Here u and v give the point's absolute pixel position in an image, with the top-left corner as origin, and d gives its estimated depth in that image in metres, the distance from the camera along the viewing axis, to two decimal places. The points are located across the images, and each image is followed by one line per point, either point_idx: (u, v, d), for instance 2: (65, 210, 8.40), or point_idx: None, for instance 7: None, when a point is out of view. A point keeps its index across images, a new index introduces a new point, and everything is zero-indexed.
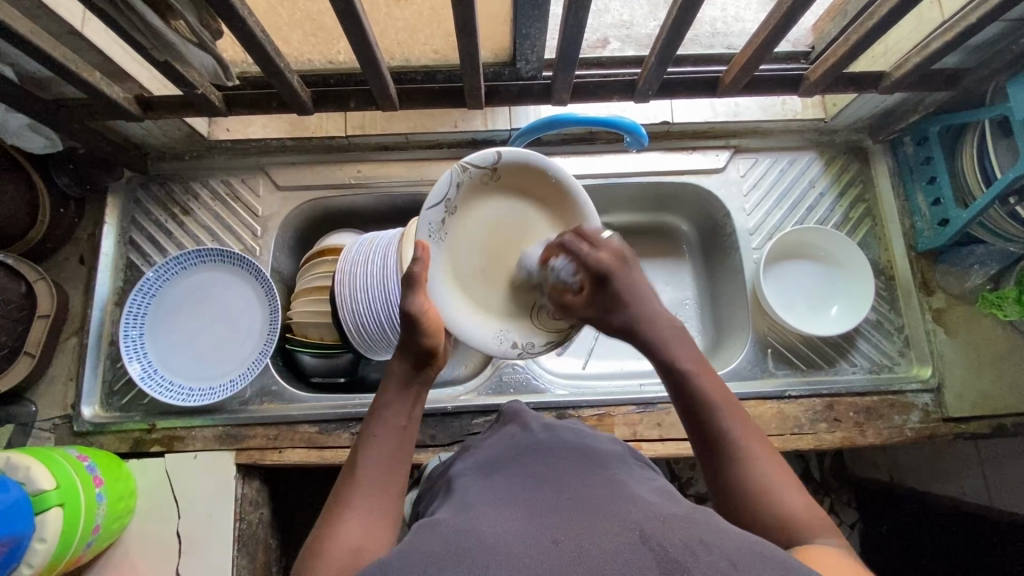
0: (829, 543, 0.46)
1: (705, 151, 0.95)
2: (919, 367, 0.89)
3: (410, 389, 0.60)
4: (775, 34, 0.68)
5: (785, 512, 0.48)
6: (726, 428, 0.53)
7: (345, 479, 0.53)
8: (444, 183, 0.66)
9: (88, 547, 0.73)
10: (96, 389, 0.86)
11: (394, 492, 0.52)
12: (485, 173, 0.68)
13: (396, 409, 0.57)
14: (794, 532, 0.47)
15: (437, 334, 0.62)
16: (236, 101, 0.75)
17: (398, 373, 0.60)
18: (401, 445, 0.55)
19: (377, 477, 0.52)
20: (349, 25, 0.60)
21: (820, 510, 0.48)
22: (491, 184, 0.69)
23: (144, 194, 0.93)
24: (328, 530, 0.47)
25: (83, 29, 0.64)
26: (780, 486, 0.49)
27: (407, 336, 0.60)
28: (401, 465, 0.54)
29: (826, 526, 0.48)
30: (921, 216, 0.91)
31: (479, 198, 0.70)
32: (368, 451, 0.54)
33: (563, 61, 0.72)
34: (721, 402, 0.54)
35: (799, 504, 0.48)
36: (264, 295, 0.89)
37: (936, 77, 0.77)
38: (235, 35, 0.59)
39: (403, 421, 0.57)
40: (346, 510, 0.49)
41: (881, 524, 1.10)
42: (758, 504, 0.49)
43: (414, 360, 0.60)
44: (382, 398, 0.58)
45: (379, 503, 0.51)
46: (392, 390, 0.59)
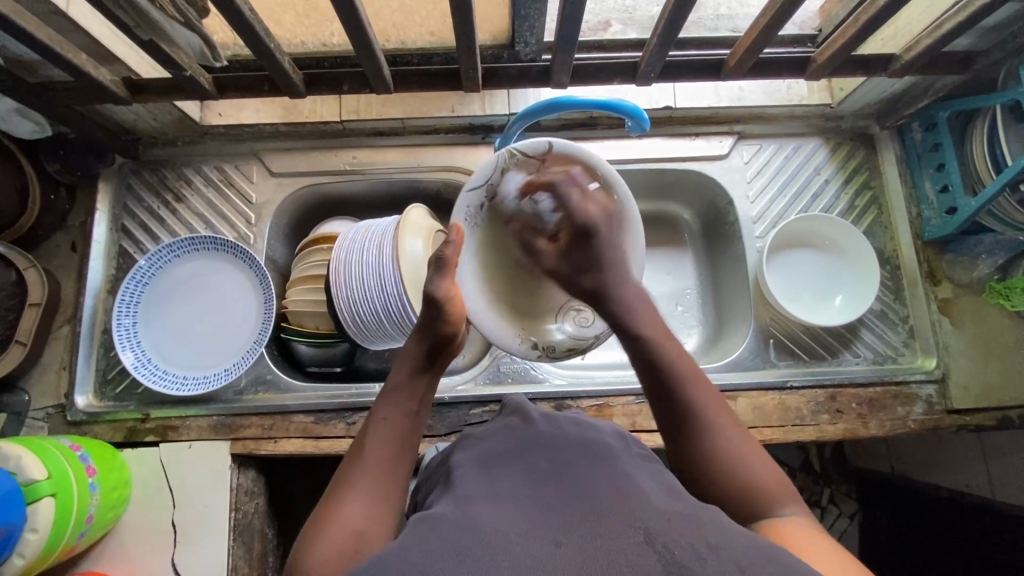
0: (791, 513, 0.46)
1: (708, 137, 0.93)
2: (923, 358, 0.88)
3: (424, 376, 0.59)
4: (781, 14, 0.65)
5: (749, 480, 0.48)
6: (692, 398, 0.53)
7: (349, 461, 0.52)
8: (489, 167, 0.66)
9: (82, 537, 0.72)
10: (90, 378, 0.85)
11: (398, 476, 0.51)
12: (533, 162, 0.65)
13: (408, 393, 0.57)
14: (758, 502, 0.47)
15: (455, 322, 0.62)
16: (227, 84, 0.74)
17: (411, 357, 0.60)
18: (410, 432, 0.55)
19: (382, 460, 0.51)
20: (340, 4, 0.58)
21: (783, 479, 0.49)
22: (535, 174, 0.66)
23: (137, 180, 0.91)
24: (330, 510, 0.46)
25: (68, 9, 0.62)
26: (744, 457, 0.49)
27: (431, 318, 0.60)
28: (408, 450, 0.53)
29: (789, 496, 0.48)
30: (930, 204, 0.88)
31: (517, 184, 0.67)
32: (376, 432, 0.53)
33: (562, 43, 0.70)
34: (689, 373, 0.54)
35: (762, 473, 0.49)
36: (258, 283, 0.88)
37: (946, 61, 0.75)
38: (223, 14, 0.57)
39: (413, 407, 0.56)
40: (349, 490, 0.48)
41: (882, 515, 1.10)
42: (720, 473, 0.49)
43: (431, 344, 0.60)
44: (392, 383, 0.58)
45: (383, 485, 0.49)
46: (404, 373, 0.59)
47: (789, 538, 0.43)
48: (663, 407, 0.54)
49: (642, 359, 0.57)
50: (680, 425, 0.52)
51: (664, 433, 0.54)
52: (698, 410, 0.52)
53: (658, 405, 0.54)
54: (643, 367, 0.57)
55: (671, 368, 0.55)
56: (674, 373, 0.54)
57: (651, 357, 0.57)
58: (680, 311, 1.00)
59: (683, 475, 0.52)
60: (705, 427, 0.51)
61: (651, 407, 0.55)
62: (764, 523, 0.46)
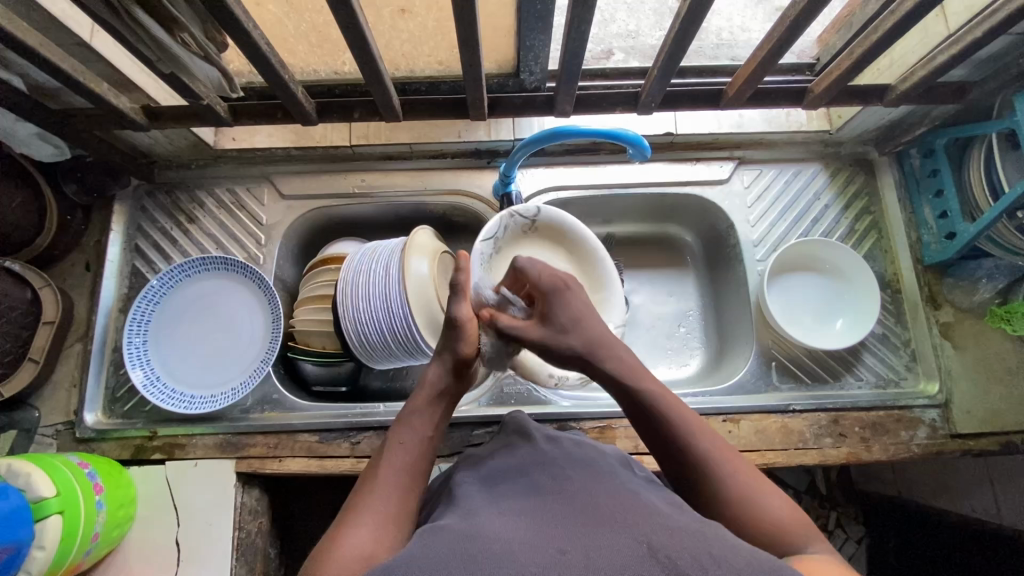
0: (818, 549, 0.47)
1: (709, 162, 0.95)
2: (925, 382, 0.88)
3: (439, 405, 0.61)
4: (777, 49, 0.68)
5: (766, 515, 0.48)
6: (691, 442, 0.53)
7: (361, 487, 0.52)
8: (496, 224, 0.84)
9: (87, 555, 0.72)
10: (99, 396, 0.86)
11: (407, 505, 0.51)
12: (525, 222, 0.86)
13: (424, 419, 0.59)
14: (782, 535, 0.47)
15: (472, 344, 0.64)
16: (242, 112, 0.76)
17: (428, 386, 0.62)
18: (424, 457, 0.56)
19: (397, 484, 0.52)
20: (353, 37, 0.60)
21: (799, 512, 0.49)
22: (527, 234, 0.87)
23: (150, 202, 0.93)
24: (340, 533, 0.47)
25: (92, 40, 0.65)
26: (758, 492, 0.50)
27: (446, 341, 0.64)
28: (420, 474, 0.55)
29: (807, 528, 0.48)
30: (929, 229, 0.90)
31: (522, 242, 0.87)
32: (390, 457, 0.54)
33: (566, 73, 0.72)
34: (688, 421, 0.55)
35: (775, 506, 0.49)
36: (266, 303, 0.89)
37: (942, 91, 0.77)
38: (240, 47, 0.59)
39: (429, 433, 0.58)
40: (359, 516, 0.48)
41: (888, 539, 1.08)
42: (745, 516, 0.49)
43: (451, 370, 0.63)
44: (409, 409, 0.59)
45: (392, 511, 0.50)
46: (420, 401, 0.60)
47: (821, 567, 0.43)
48: (670, 460, 0.54)
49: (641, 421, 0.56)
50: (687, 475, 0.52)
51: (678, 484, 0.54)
52: (705, 454, 0.52)
53: (664, 458, 0.54)
54: (639, 423, 0.56)
55: (668, 419, 0.55)
56: (672, 423, 0.54)
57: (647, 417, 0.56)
58: (682, 333, 1.01)
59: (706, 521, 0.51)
60: (720, 474, 0.51)
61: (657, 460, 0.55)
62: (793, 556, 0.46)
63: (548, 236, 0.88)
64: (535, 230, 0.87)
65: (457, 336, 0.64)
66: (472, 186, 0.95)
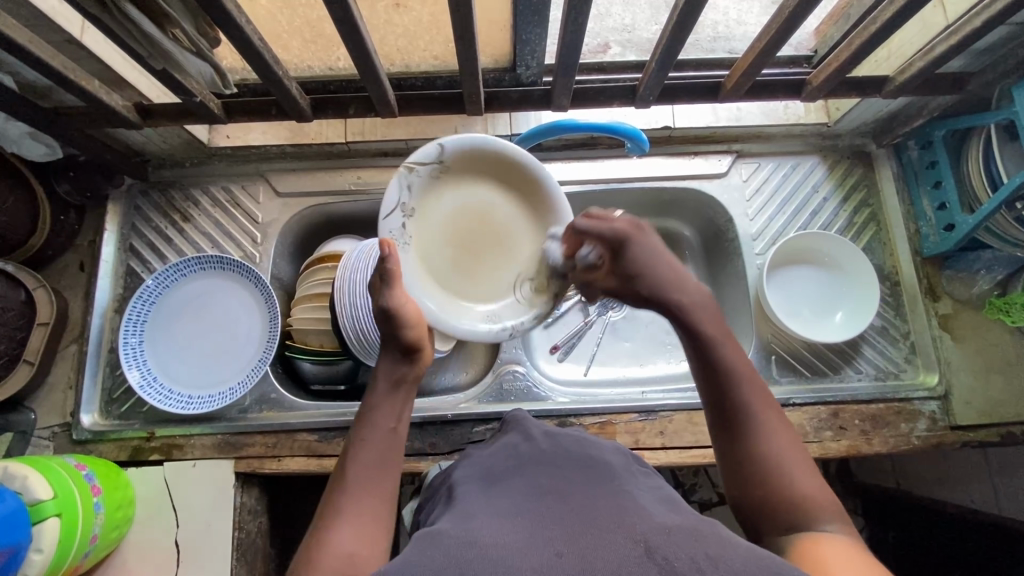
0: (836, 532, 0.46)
1: (707, 156, 0.94)
2: (925, 374, 0.88)
3: (403, 392, 0.59)
4: (775, 41, 0.67)
5: (795, 489, 0.48)
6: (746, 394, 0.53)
7: (335, 486, 0.52)
8: (395, 188, 0.67)
9: (85, 557, 0.72)
10: (95, 397, 0.85)
11: (384, 497, 0.51)
12: (433, 169, 0.69)
13: (384, 410, 0.57)
14: (804, 514, 0.47)
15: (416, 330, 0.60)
16: (235, 108, 0.75)
17: (385, 374, 0.59)
18: (390, 450, 0.54)
19: (368, 483, 0.51)
20: (347, 32, 0.59)
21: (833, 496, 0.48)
22: (440, 178, 0.70)
23: (144, 201, 0.92)
24: (321, 536, 0.46)
25: (82, 38, 0.64)
26: (795, 463, 0.50)
27: (389, 330, 0.60)
28: (388, 467, 0.53)
29: (835, 512, 0.47)
30: (927, 221, 0.89)
31: (436, 191, 0.70)
32: (356, 456, 0.53)
33: (563, 67, 0.71)
34: (748, 379, 0.54)
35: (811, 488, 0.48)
36: (263, 302, 0.89)
37: (940, 82, 0.77)
38: (233, 43, 0.58)
39: (391, 424, 0.56)
40: (338, 516, 0.48)
41: (890, 529, 1.08)
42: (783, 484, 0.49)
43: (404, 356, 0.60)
44: (369, 403, 0.57)
45: (370, 505, 0.50)
46: (383, 391, 0.58)
47: (826, 555, 0.43)
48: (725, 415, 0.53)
49: (700, 364, 0.56)
50: (731, 424, 0.52)
51: (715, 433, 0.54)
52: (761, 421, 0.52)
53: (711, 403, 0.54)
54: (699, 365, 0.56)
55: (728, 372, 0.54)
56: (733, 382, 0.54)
57: (706, 360, 0.56)
58: None
59: (730, 478, 0.52)
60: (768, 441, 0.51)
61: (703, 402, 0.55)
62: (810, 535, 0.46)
63: (466, 172, 0.71)
64: (447, 171, 0.70)
65: (398, 322, 0.60)
66: None
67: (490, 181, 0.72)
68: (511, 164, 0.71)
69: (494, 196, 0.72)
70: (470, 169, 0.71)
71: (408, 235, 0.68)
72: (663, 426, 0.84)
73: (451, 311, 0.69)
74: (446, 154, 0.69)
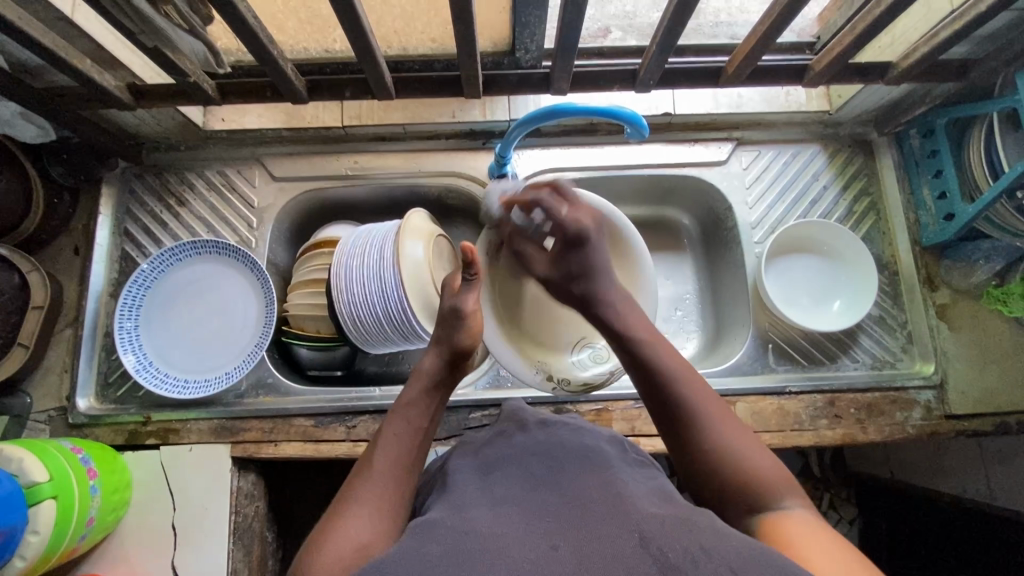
0: (793, 507, 0.47)
1: (707, 143, 0.94)
2: (921, 363, 0.88)
3: (438, 393, 0.61)
4: (777, 25, 0.66)
5: (746, 470, 0.49)
6: (679, 384, 0.55)
7: (355, 478, 0.52)
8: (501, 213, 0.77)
9: (82, 540, 0.72)
10: (91, 381, 0.85)
11: (402, 492, 0.51)
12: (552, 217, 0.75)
13: (420, 408, 0.58)
14: (762, 492, 0.48)
15: (476, 334, 0.64)
16: (229, 90, 0.74)
17: (427, 373, 0.61)
18: (417, 447, 0.55)
19: (390, 474, 0.52)
20: (342, 10, 0.58)
21: (784, 470, 0.49)
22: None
23: (139, 184, 0.92)
24: (337, 522, 0.46)
25: (74, 16, 0.63)
26: (741, 444, 0.51)
27: (446, 332, 0.63)
28: (412, 463, 0.54)
29: (790, 486, 0.48)
30: (927, 209, 0.89)
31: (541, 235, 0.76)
32: (384, 449, 0.54)
33: (562, 50, 0.70)
34: (678, 369, 0.56)
35: (759, 464, 0.49)
36: (259, 287, 0.88)
37: (943, 69, 0.76)
38: (227, 22, 0.57)
39: (425, 423, 0.57)
40: (353, 507, 0.48)
41: (880, 518, 1.10)
42: (729, 466, 0.50)
43: (448, 360, 0.62)
44: (404, 399, 0.59)
45: (388, 497, 0.50)
46: (421, 389, 0.60)
47: (793, 538, 0.43)
48: (659, 407, 0.55)
49: (631, 357, 0.60)
50: (670, 421, 0.54)
51: (664, 434, 0.55)
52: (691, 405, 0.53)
53: (651, 403, 0.56)
54: (637, 369, 0.59)
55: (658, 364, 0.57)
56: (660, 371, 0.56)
57: (635, 352, 0.59)
58: (679, 316, 1.00)
59: (686, 475, 0.53)
60: (701, 425, 0.52)
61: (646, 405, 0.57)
62: (768, 517, 0.46)
63: None
64: None
65: (460, 324, 0.64)
66: (467, 168, 0.93)
67: None
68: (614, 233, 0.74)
69: None
70: None
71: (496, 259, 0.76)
72: None
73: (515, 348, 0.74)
74: None
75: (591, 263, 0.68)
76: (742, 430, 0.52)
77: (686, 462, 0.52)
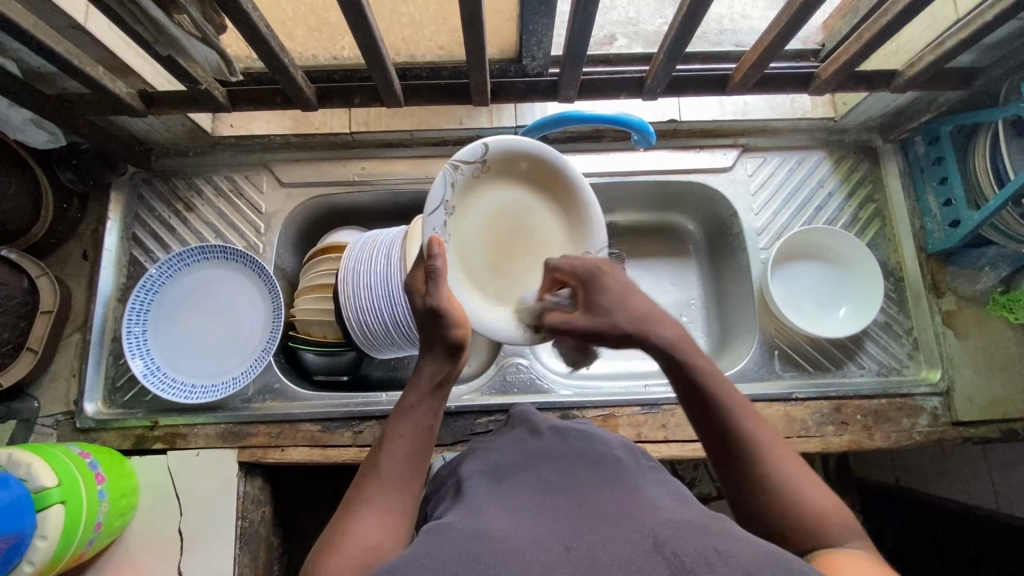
0: (858, 546, 0.45)
1: (712, 150, 0.94)
2: (927, 370, 0.88)
3: (442, 392, 0.59)
4: (784, 33, 0.66)
5: (811, 513, 0.47)
6: (738, 420, 0.51)
7: (364, 480, 0.52)
8: (442, 183, 0.64)
9: (89, 545, 0.72)
10: (98, 386, 0.86)
11: (410, 495, 0.51)
12: (475, 169, 0.67)
13: (424, 408, 0.57)
14: (828, 536, 0.46)
15: (462, 322, 0.60)
16: (239, 96, 0.75)
17: (428, 372, 0.59)
18: (424, 448, 0.55)
19: (398, 477, 0.51)
20: (354, 18, 0.59)
21: (846, 507, 0.48)
22: (481, 178, 0.68)
23: (147, 189, 0.92)
24: (345, 528, 0.46)
25: (87, 23, 0.64)
26: (803, 483, 0.48)
27: (436, 329, 0.59)
28: (420, 464, 0.53)
29: (851, 525, 0.47)
30: (932, 217, 0.89)
31: (478, 190, 0.68)
32: (391, 450, 0.53)
33: (570, 58, 0.71)
34: (736, 404, 0.52)
35: (823, 502, 0.48)
36: (267, 292, 0.89)
37: (949, 77, 0.76)
38: (239, 30, 0.58)
39: (429, 421, 0.56)
40: (362, 510, 0.48)
41: (888, 526, 1.09)
42: (796, 508, 0.47)
43: (445, 357, 0.59)
44: (407, 398, 0.57)
45: (397, 500, 0.50)
46: (423, 390, 0.58)
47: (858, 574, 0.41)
48: (719, 444, 0.51)
49: (684, 388, 0.54)
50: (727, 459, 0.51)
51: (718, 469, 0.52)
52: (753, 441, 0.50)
53: (705, 438, 0.53)
54: (689, 402, 0.54)
55: (715, 396, 0.52)
56: (719, 403, 0.52)
57: (690, 382, 0.54)
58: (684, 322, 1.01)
59: (745, 517, 0.50)
60: (766, 464, 0.49)
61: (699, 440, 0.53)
62: (823, 554, 0.45)
63: (503, 175, 0.70)
64: (489, 171, 0.69)
65: (445, 322, 0.59)
66: None
67: (529, 187, 0.72)
68: (547, 171, 0.71)
69: (530, 200, 0.72)
70: (507, 173, 0.70)
71: (450, 230, 0.66)
72: (666, 419, 0.84)
73: (493, 309, 0.69)
74: (489, 154, 0.68)
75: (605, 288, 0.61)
76: (800, 463, 0.50)
77: (745, 503, 0.49)
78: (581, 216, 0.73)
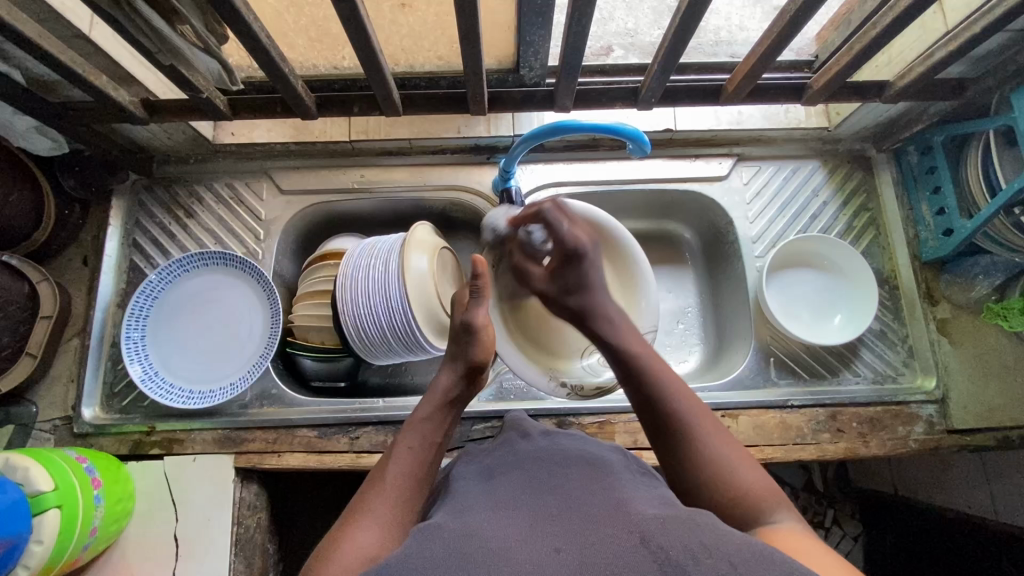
0: (782, 520, 0.47)
1: (707, 159, 0.95)
2: (922, 378, 0.88)
3: (452, 410, 0.62)
4: (776, 45, 0.68)
5: (737, 488, 0.49)
6: (676, 404, 0.55)
7: (370, 486, 0.53)
8: (500, 216, 0.81)
9: (85, 549, 0.72)
10: (97, 391, 0.86)
11: (413, 503, 0.52)
12: None
13: (435, 423, 0.59)
14: (752, 509, 0.48)
15: (488, 347, 0.65)
16: (241, 105, 0.76)
17: (442, 388, 0.62)
18: (431, 459, 0.56)
19: (405, 485, 0.52)
20: (353, 29, 0.60)
21: (774, 487, 0.49)
22: None
23: (148, 197, 0.93)
24: (348, 530, 0.47)
25: (91, 33, 0.65)
26: (734, 460, 0.51)
27: (460, 347, 0.65)
28: (426, 475, 0.55)
29: (780, 503, 0.48)
30: (926, 226, 0.90)
31: None
32: (399, 458, 0.55)
33: (566, 69, 0.72)
34: (675, 389, 0.56)
35: (749, 479, 0.50)
36: (265, 298, 0.89)
37: (940, 88, 0.77)
38: (241, 41, 0.59)
39: (439, 437, 0.58)
40: (365, 514, 0.49)
41: (886, 533, 1.08)
42: (716, 481, 0.50)
43: (462, 375, 0.63)
44: (419, 412, 0.60)
45: (399, 506, 0.51)
46: (436, 404, 0.61)
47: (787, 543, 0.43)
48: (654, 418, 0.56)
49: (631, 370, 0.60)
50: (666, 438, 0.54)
51: (656, 444, 0.56)
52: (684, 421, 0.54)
53: (647, 419, 0.56)
54: (629, 382, 0.59)
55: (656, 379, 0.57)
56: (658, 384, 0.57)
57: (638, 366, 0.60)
58: (681, 330, 1.01)
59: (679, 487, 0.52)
60: (695, 438, 0.53)
61: (642, 425, 0.57)
62: (761, 531, 0.46)
63: None
64: None
65: (473, 339, 0.65)
66: (472, 182, 0.95)
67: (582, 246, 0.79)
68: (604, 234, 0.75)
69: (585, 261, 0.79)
70: None
71: (499, 263, 0.80)
72: None
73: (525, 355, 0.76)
74: None
75: (587, 279, 0.69)
76: (736, 446, 0.53)
77: (674, 478, 0.53)
78: (633, 280, 0.76)
